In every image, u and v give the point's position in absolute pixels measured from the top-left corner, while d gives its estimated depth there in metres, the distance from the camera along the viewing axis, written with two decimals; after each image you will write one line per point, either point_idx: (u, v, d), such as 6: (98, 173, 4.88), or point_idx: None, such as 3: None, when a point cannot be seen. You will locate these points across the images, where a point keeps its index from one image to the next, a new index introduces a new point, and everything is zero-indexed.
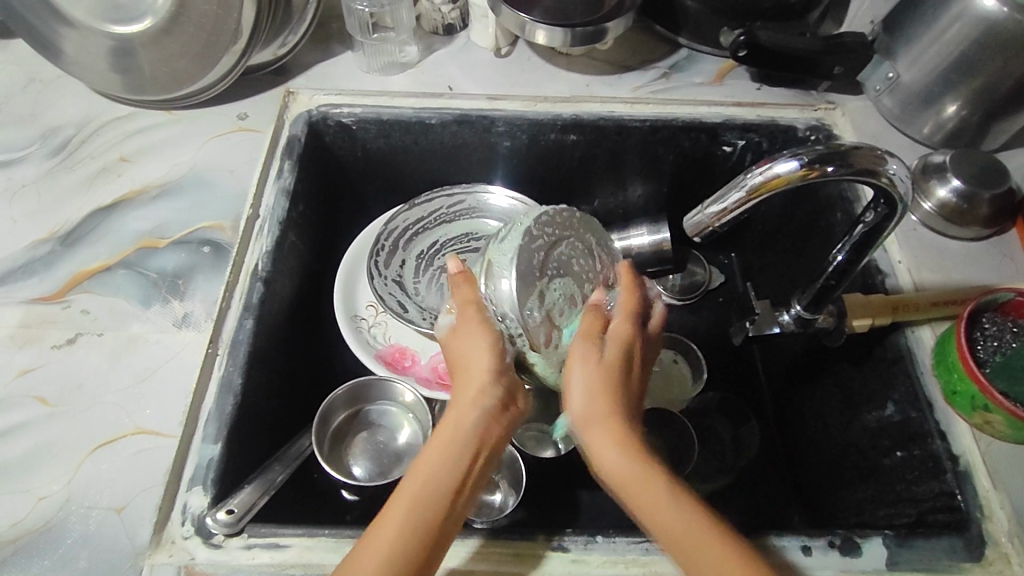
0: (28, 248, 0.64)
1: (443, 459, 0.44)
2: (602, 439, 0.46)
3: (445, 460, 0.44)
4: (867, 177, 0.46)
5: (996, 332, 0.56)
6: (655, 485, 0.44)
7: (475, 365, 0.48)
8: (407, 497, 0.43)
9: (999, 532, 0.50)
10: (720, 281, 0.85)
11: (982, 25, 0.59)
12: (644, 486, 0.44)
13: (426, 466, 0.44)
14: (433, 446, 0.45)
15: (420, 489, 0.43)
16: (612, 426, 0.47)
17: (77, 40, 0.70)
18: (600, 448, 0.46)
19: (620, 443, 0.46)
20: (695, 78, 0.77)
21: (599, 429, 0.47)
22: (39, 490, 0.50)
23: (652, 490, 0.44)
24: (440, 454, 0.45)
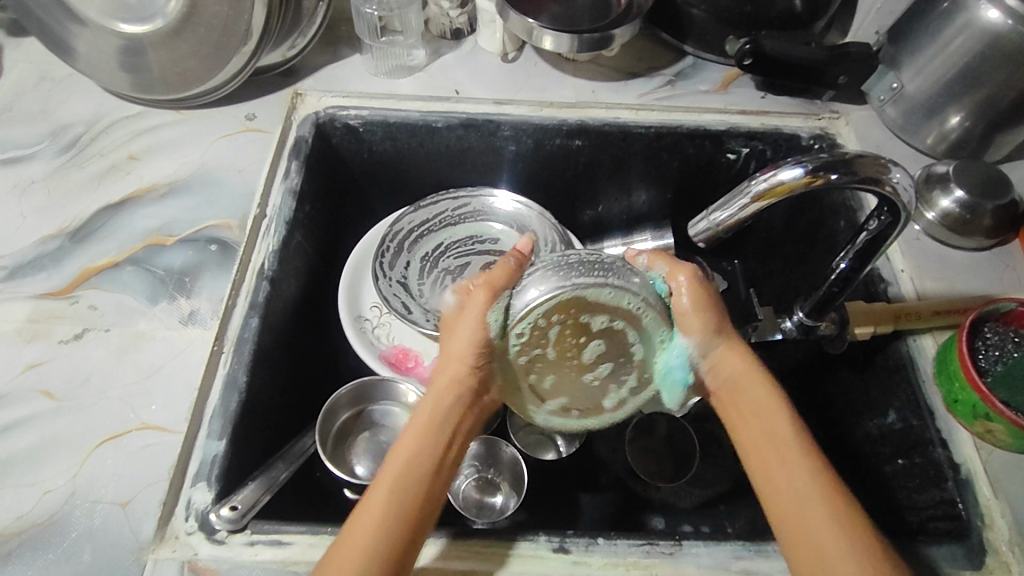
0: (37, 244, 0.65)
1: (419, 441, 0.45)
2: (736, 366, 0.47)
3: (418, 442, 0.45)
4: (871, 185, 0.47)
5: (998, 341, 0.56)
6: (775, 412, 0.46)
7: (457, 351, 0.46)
8: (386, 480, 0.43)
9: (1000, 541, 0.50)
10: (724, 287, 0.79)
11: (986, 37, 0.60)
12: (772, 441, 0.45)
13: (404, 446, 0.45)
14: (409, 431, 0.46)
15: (391, 482, 0.43)
16: (741, 358, 0.48)
17: (89, 39, 0.70)
18: (748, 406, 0.46)
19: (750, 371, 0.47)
20: (700, 86, 0.78)
21: (734, 358, 0.48)
22: (44, 484, 0.51)
23: (767, 418, 0.46)
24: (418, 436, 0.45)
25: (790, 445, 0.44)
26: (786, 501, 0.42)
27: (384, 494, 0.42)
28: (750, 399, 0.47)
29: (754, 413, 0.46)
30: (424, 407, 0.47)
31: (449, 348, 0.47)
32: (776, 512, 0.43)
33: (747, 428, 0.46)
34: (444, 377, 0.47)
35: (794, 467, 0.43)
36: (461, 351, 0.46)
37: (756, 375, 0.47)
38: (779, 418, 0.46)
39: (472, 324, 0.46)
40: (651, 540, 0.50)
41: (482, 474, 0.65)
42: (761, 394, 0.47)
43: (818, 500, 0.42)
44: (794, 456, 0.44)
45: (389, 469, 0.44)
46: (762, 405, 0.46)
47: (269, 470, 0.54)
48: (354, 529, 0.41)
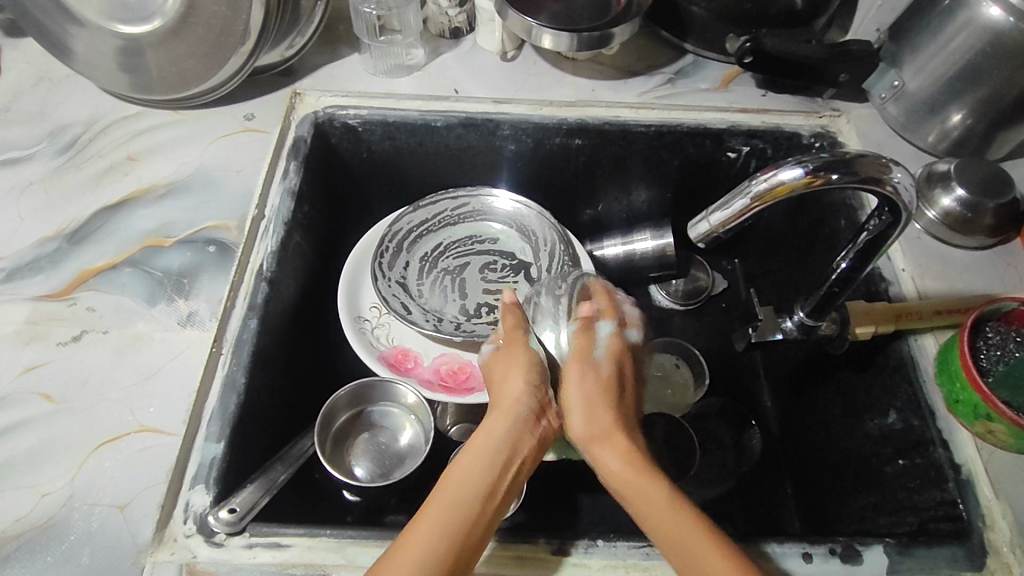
0: (35, 245, 0.64)
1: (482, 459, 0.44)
2: (611, 454, 0.46)
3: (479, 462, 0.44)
4: (872, 185, 0.47)
5: (1000, 341, 0.55)
6: (654, 487, 0.44)
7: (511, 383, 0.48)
8: (442, 497, 0.42)
9: (1000, 542, 0.50)
10: (723, 286, 0.85)
11: (988, 34, 0.59)
12: (630, 477, 0.44)
13: (461, 467, 0.44)
14: (469, 450, 0.45)
15: (448, 500, 0.42)
16: (615, 440, 0.46)
17: (87, 40, 0.70)
18: (606, 460, 0.46)
19: (624, 453, 0.46)
20: (700, 84, 0.77)
21: (605, 446, 0.46)
22: (43, 487, 0.51)
23: (647, 496, 0.44)
24: (477, 454, 0.44)
25: (674, 519, 0.43)
26: (663, 528, 0.43)
27: (438, 511, 0.41)
28: (604, 447, 0.46)
29: (604, 458, 0.46)
30: (483, 429, 0.46)
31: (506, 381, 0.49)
32: (659, 538, 0.43)
33: (609, 471, 0.45)
34: (505, 404, 0.47)
35: (649, 494, 0.44)
36: (515, 384, 0.48)
37: (602, 419, 0.47)
38: (620, 455, 0.46)
39: (520, 358, 0.50)
40: (651, 542, 0.50)
41: None
42: (607, 432, 0.47)
43: (723, 572, 0.41)
44: (650, 485, 0.44)
45: (446, 485, 0.43)
46: (608, 443, 0.46)
47: (267, 473, 0.54)
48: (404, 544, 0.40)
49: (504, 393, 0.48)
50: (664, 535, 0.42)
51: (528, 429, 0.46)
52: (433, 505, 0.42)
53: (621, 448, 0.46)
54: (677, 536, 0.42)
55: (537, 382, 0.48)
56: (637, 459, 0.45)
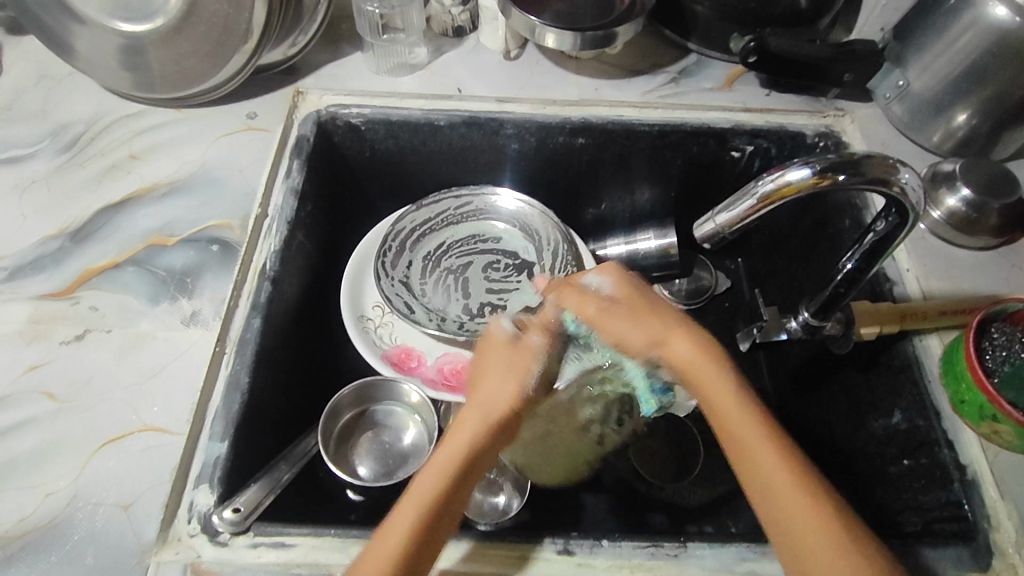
0: (37, 244, 0.64)
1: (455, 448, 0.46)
2: (681, 348, 0.48)
3: (447, 471, 0.45)
4: (879, 186, 0.46)
5: (1005, 341, 0.55)
6: (723, 382, 0.46)
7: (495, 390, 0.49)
8: (411, 507, 0.43)
9: (1006, 542, 0.50)
10: (727, 286, 0.85)
11: (994, 34, 0.59)
12: (727, 408, 0.45)
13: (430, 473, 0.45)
14: (445, 447, 0.47)
15: (416, 511, 0.43)
16: (678, 337, 0.48)
17: (89, 38, 0.70)
18: (676, 353, 0.48)
19: (697, 349, 0.47)
20: (704, 83, 0.77)
21: (671, 343, 0.48)
22: (46, 486, 0.50)
23: (716, 390, 0.46)
24: (443, 461, 0.45)
25: (741, 413, 0.44)
26: (727, 419, 0.45)
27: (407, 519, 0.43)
28: (694, 366, 0.47)
29: (705, 387, 0.46)
30: (454, 435, 0.47)
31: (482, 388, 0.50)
32: (723, 430, 0.45)
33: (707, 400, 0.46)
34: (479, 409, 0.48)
35: (740, 430, 0.44)
36: (495, 391, 0.49)
37: (689, 347, 0.47)
38: (713, 385, 0.46)
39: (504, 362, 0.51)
40: (656, 542, 0.50)
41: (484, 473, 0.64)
42: (702, 361, 0.47)
43: (777, 467, 0.42)
44: (721, 378, 0.46)
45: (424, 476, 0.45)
46: (704, 369, 0.46)
47: (272, 472, 0.54)
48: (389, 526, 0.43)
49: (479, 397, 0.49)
50: (727, 424, 0.45)
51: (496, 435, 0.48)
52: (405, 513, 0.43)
53: (725, 379, 0.46)
54: (745, 432, 0.44)
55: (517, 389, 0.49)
56: (709, 358, 0.47)
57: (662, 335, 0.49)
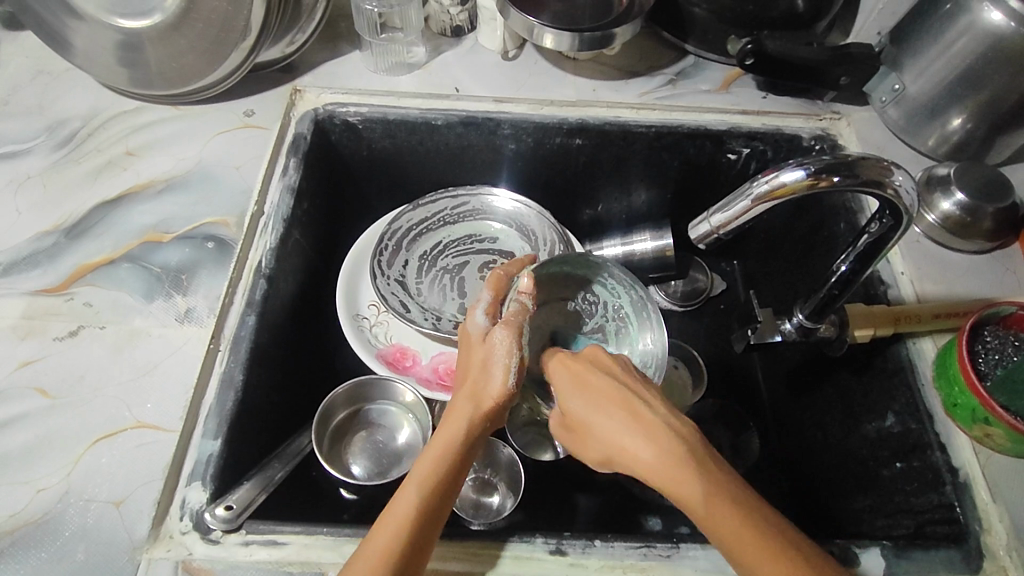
0: (32, 240, 0.64)
1: (432, 478, 0.45)
2: (626, 442, 0.44)
3: (437, 461, 0.46)
4: (874, 187, 0.47)
5: (998, 345, 0.56)
6: (685, 482, 0.41)
7: (492, 368, 0.50)
8: (412, 490, 0.45)
9: (997, 545, 0.50)
10: (722, 288, 0.85)
11: (989, 39, 0.59)
12: (711, 513, 0.40)
13: (424, 462, 0.46)
14: (413, 477, 0.45)
15: (418, 498, 0.44)
16: (624, 434, 0.45)
17: (86, 34, 0.70)
18: (627, 449, 0.44)
19: (642, 438, 0.44)
20: (701, 85, 0.77)
21: (619, 442, 0.45)
22: (38, 482, 0.50)
23: (692, 500, 0.41)
24: (438, 454, 0.47)
25: (722, 514, 0.40)
26: (711, 520, 0.40)
27: (406, 507, 0.44)
28: (597, 429, 0.46)
29: (620, 449, 0.45)
30: (444, 425, 0.49)
31: (473, 366, 0.51)
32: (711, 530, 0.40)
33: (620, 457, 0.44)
34: (470, 389, 0.50)
35: (677, 482, 0.41)
36: (481, 366, 0.51)
37: (606, 404, 0.47)
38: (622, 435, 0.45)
39: (501, 355, 0.50)
40: (649, 543, 0.50)
41: (479, 473, 0.64)
42: (619, 423, 0.45)
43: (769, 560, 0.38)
44: (679, 471, 0.41)
45: (399, 500, 0.44)
46: (609, 429, 0.46)
47: (264, 470, 0.53)
48: (373, 538, 0.43)
49: (470, 378, 0.51)
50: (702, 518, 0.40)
51: (485, 424, 0.49)
52: (405, 499, 0.44)
53: (647, 437, 0.44)
54: (728, 529, 0.39)
55: (511, 375, 0.50)
56: (664, 453, 0.42)
57: (589, 409, 0.47)
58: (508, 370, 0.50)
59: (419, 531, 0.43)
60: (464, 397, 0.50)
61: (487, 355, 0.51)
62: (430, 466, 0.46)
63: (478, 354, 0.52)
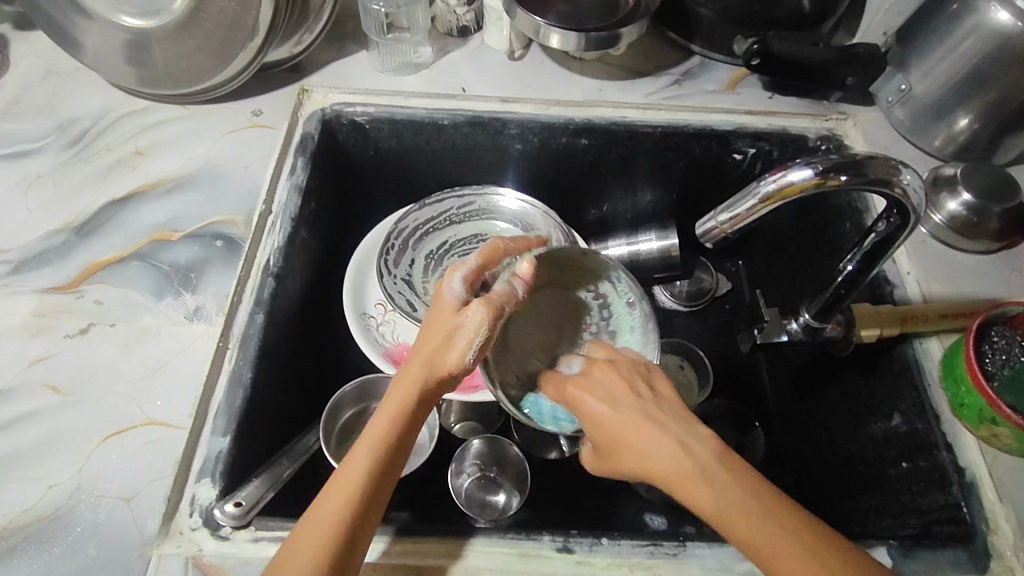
0: (43, 238, 0.65)
1: (375, 452, 0.44)
2: (659, 452, 0.42)
3: (388, 424, 0.45)
4: (882, 187, 0.47)
5: (1006, 345, 0.55)
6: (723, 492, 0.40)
7: (451, 340, 0.47)
8: (360, 461, 0.44)
9: (1004, 545, 0.50)
10: (728, 288, 0.86)
11: (996, 38, 0.59)
12: (745, 518, 0.39)
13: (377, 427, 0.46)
14: (363, 446, 0.45)
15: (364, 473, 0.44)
16: (665, 443, 0.43)
17: (95, 33, 0.70)
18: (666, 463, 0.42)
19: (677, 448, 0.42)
20: (707, 85, 0.77)
21: (657, 451, 0.42)
22: (49, 478, 0.51)
23: (736, 507, 0.39)
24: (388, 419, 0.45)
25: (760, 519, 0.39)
26: (746, 525, 0.39)
27: (348, 485, 0.43)
28: (621, 437, 0.44)
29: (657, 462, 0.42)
30: (398, 389, 0.47)
31: (435, 329, 0.48)
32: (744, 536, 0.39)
33: (650, 468, 0.42)
34: (422, 356, 0.48)
35: (712, 492, 0.40)
36: (441, 336, 0.48)
37: (635, 412, 0.45)
38: (658, 446, 0.43)
39: (469, 323, 0.47)
40: (655, 541, 0.50)
41: (484, 472, 0.65)
42: (650, 435, 0.43)
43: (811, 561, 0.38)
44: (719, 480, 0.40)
45: (346, 471, 0.44)
46: (639, 437, 0.43)
47: (273, 467, 0.54)
48: (316, 515, 0.43)
49: (429, 341, 0.48)
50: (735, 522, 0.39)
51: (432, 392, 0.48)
52: (354, 469, 0.44)
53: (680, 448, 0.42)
54: (764, 530, 0.39)
55: (468, 349, 0.47)
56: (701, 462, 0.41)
57: (621, 421, 0.45)
58: (469, 348, 0.47)
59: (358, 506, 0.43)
60: (419, 360, 0.48)
61: (449, 321, 0.48)
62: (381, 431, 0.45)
63: (443, 320, 0.48)
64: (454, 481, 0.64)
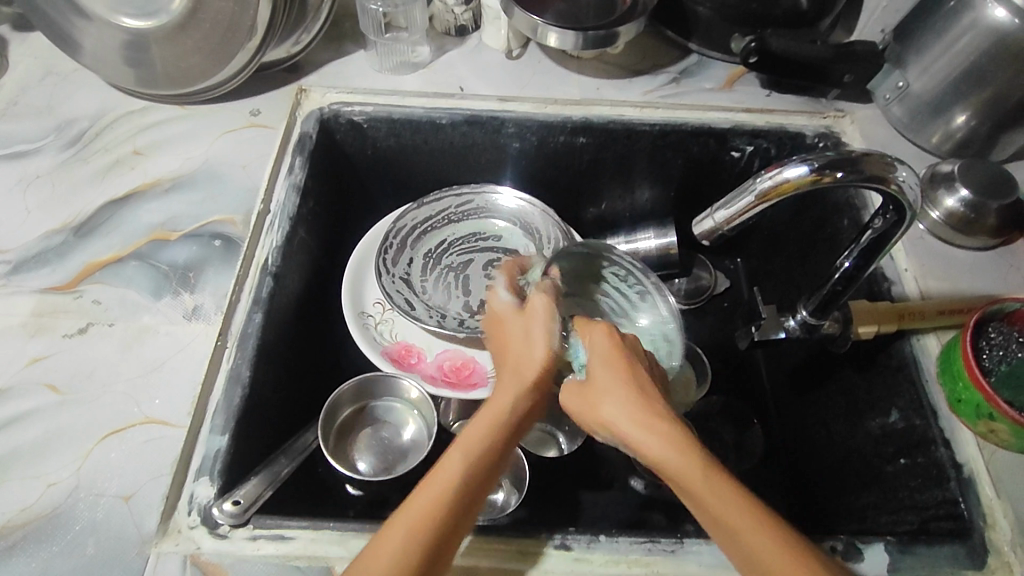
0: (41, 239, 0.65)
1: (484, 451, 0.44)
2: (640, 414, 0.43)
3: (491, 427, 0.45)
4: (877, 183, 0.47)
5: (1003, 341, 0.55)
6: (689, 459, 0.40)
7: (530, 347, 0.50)
8: (457, 457, 0.43)
9: (1002, 541, 0.50)
10: (726, 286, 0.85)
11: (992, 36, 0.59)
12: (700, 484, 0.40)
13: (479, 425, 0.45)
14: (458, 446, 0.43)
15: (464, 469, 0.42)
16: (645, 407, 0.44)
17: (93, 34, 0.71)
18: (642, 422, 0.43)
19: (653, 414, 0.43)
20: (704, 84, 0.77)
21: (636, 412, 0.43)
22: (48, 477, 0.51)
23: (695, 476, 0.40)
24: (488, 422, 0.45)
25: (712, 491, 0.39)
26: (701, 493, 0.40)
27: (444, 484, 0.41)
28: (612, 401, 0.45)
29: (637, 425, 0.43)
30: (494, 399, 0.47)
31: (513, 347, 0.51)
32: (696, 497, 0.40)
33: (644, 452, 0.42)
34: (515, 371, 0.49)
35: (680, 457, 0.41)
36: (522, 345, 0.51)
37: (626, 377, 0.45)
38: (655, 431, 0.42)
39: (539, 329, 0.50)
40: (653, 538, 0.50)
41: None
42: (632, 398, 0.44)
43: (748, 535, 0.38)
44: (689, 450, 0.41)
45: (441, 469, 0.42)
46: (631, 414, 0.43)
47: (271, 466, 0.54)
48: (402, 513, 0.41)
49: (516, 352, 0.50)
50: (693, 493, 0.40)
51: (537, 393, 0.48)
52: (451, 466, 0.42)
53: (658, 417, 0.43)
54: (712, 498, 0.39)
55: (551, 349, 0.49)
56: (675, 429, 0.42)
57: (613, 377, 0.46)
58: (548, 338, 0.50)
59: (454, 505, 0.41)
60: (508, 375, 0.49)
61: (523, 330, 0.51)
62: (478, 432, 0.44)
63: (515, 330, 0.52)
64: None
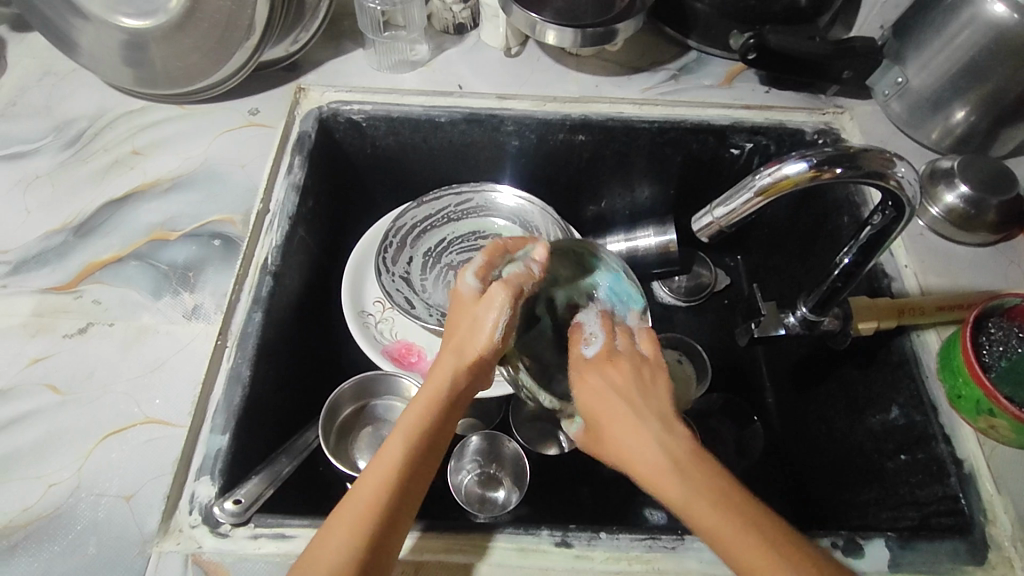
0: (41, 239, 0.65)
1: (416, 440, 0.46)
2: (636, 442, 0.46)
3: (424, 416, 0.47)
4: (876, 179, 0.47)
5: (1002, 336, 0.56)
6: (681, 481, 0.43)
7: (475, 332, 0.50)
8: (397, 443, 0.46)
9: (1002, 536, 0.50)
10: (727, 283, 0.86)
11: (991, 31, 0.59)
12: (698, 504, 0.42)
13: (417, 412, 0.48)
14: (395, 436, 0.46)
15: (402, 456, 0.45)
16: (638, 430, 0.46)
17: (91, 34, 0.70)
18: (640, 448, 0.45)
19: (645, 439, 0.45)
20: (704, 80, 0.77)
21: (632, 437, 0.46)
22: (50, 477, 0.51)
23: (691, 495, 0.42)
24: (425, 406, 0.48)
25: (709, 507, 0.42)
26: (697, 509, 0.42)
27: (382, 471, 0.44)
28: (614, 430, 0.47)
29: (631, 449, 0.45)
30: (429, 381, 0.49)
31: (458, 329, 0.51)
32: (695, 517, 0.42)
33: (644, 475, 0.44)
34: (450, 354, 0.50)
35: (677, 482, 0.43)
36: (468, 329, 0.51)
37: (620, 407, 0.48)
38: (649, 449, 0.45)
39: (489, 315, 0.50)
40: (654, 534, 0.50)
41: (484, 468, 0.65)
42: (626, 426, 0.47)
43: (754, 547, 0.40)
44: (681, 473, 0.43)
45: (380, 458, 0.45)
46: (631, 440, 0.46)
47: (272, 465, 0.54)
48: (347, 501, 0.44)
49: (460, 335, 0.51)
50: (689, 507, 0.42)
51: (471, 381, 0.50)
52: (392, 450, 0.46)
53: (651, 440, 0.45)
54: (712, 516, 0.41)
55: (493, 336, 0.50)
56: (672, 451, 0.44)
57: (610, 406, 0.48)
58: (494, 326, 0.50)
59: (396, 491, 0.44)
60: (449, 360, 0.50)
61: (472, 314, 0.51)
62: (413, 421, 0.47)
63: (469, 313, 0.52)
64: (453, 478, 0.63)
